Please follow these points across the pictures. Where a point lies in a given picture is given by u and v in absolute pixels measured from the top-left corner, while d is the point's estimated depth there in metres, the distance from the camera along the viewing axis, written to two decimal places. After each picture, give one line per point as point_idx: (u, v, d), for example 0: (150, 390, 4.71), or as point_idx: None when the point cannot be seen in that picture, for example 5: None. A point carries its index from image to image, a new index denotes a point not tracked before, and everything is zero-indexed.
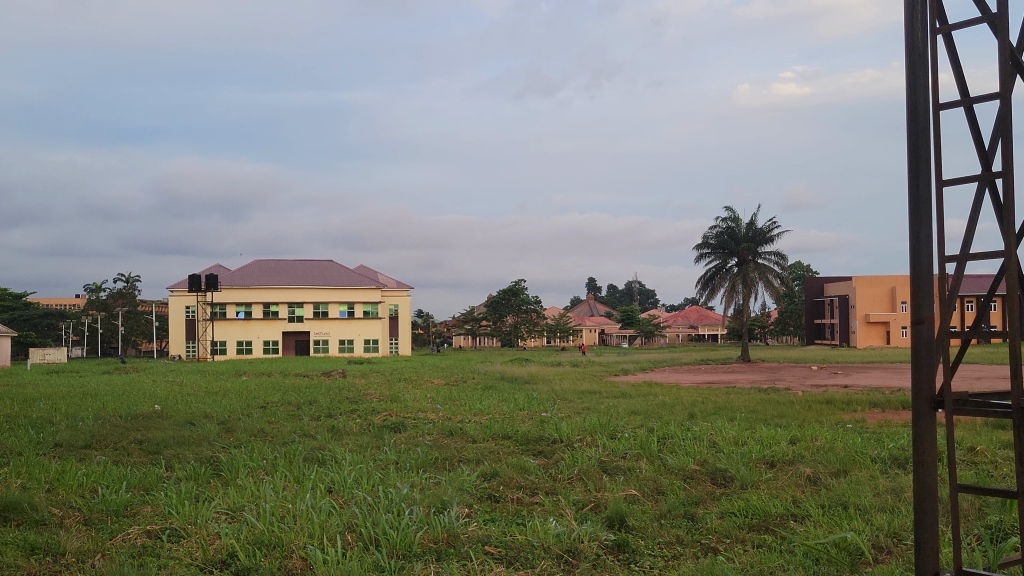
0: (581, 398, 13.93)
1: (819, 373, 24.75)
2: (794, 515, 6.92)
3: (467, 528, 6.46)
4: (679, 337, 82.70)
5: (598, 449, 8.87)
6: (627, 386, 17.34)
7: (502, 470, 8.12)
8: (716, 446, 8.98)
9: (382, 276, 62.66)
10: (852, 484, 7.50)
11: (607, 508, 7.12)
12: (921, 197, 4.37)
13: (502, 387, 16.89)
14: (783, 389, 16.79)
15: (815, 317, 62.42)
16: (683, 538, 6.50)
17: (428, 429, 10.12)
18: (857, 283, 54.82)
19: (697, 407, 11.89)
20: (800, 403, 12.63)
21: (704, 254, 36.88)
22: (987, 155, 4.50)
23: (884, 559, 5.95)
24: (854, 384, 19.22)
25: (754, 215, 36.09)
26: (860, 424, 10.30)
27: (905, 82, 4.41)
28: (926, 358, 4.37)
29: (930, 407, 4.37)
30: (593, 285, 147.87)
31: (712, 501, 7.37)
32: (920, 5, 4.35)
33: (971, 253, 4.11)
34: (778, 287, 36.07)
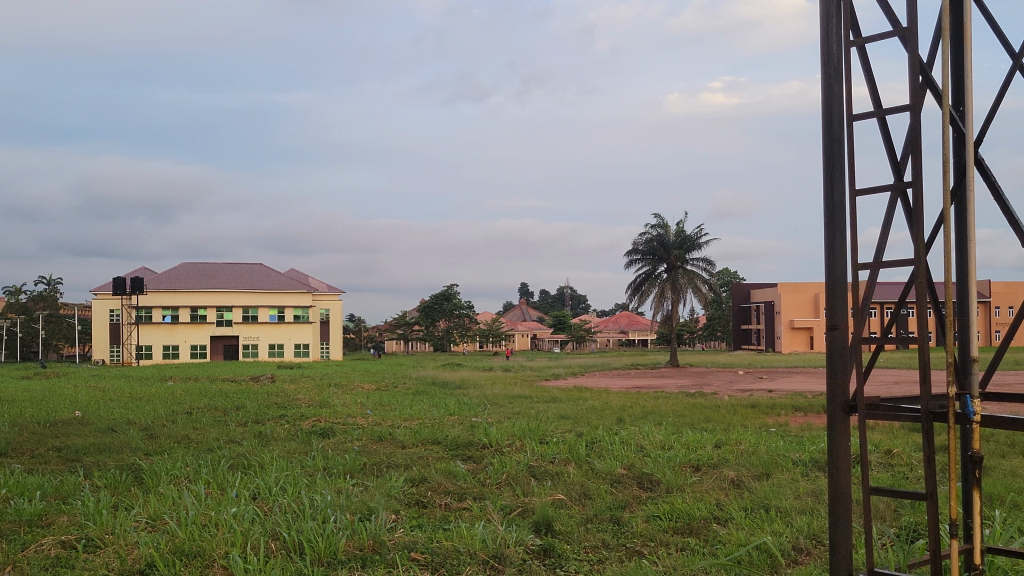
0: (511, 402, 14.00)
1: (744, 378, 25.19)
2: (716, 518, 7.07)
3: (393, 534, 6.46)
4: (610, 342, 83.41)
5: (528, 453, 8.91)
6: (556, 391, 17.47)
7: (431, 475, 8.12)
8: (643, 450, 9.09)
9: (314, 280, 62.00)
10: (773, 487, 7.66)
11: (534, 513, 7.16)
12: (835, 207, 4.47)
13: (432, 391, 16.82)
14: (708, 393, 17.06)
15: (742, 323, 63.64)
16: (608, 542, 6.56)
17: (358, 434, 10.08)
18: (782, 290, 56.01)
19: (625, 412, 12.01)
20: (726, 407, 12.83)
21: (633, 261, 37.27)
22: (898, 166, 4.64)
23: (802, 560, 6.10)
24: (778, 388, 19.58)
25: (682, 223, 36.60)
26: (783, 428, 10.52)
27: (820, 95, 4.52)
28: (839, 365, 4.47)
29: (843, 411, 4.47)
30: (525, 291, 148.54)
31: (638, 505, 7.47)
32: (834, 20, 4.47)
33: (882, 262, 4.21)
34: (705, 293, 36.64)
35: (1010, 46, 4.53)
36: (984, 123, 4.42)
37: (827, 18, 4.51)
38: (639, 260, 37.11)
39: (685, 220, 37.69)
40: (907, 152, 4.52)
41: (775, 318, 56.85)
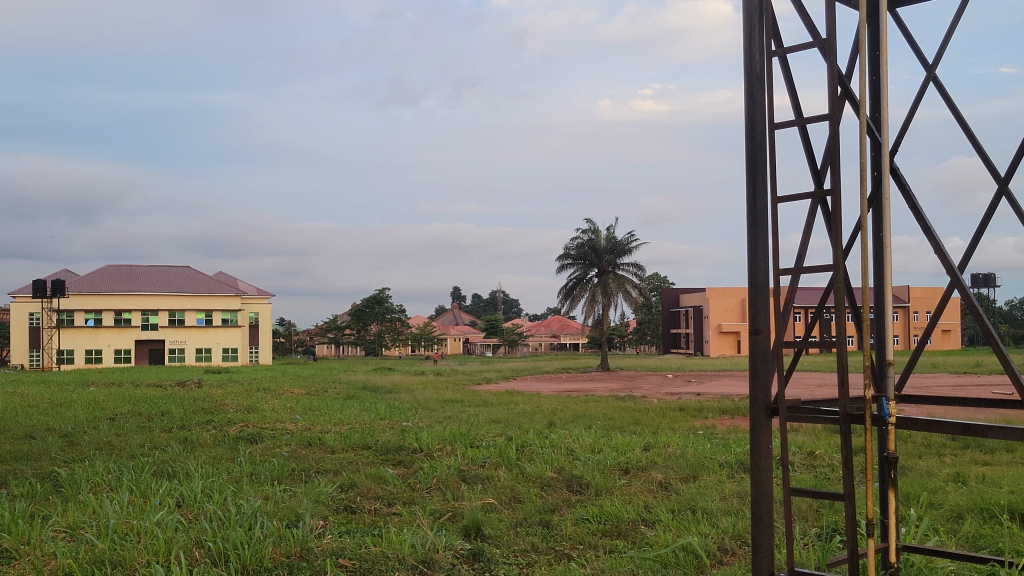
0: (442, 407, 13.96)
1: (673, 381, 25.51)
2: (645, 520, 7.15)
3: (321, 540, 6.40)
4: (542, 345, 83.73)
5: (458, 457, 8.90)
6: (487, 395, 17.45)
7: (361, 481, 8.05)
8: (573, 453, 9.16)
9: (244, 284, 61.08)
10: (700, 488, 7.78)
11: (463, 518, 7.14)
12: (758, 213, 4.56)
13: (363, 396, 16.67)
14: (637, 397, 17.22)
15: (671, 327, 64.53)
16: (538, 545, 6.59)
17: (287, 439, 9.96)
18: (710, 294, 56.92)
19: (556, 415, 12.07)
20: (654, 410, 12.99)
21: (564, 266, 37.49)
22: (818, 173, 4.76)
23: (727, 560, 6.21)
24: (706, 391, 19.88)
25: (612, 228, 36.95)
26: (711, 430, 10.70)
27: (744, 104, 4.60)
28: (761, 368, 4.56)
29: (766, 414, 4.55)
30: (458, 294, 148.47)
31: (568, 508, 7.52)
32: (757, 30, 4.55)
33: (803, 267, 4.31)
34: (635, 298, 37.03)
35: (925, 58, 4.67)
36: (900, 133, 4.55)
37: (750, 27, 4.58)
38: (571, 265, 37.34)
39: (615, 225, 38.06)
40: (826, 160, 4.64)
41: (703, 321, 57.72)
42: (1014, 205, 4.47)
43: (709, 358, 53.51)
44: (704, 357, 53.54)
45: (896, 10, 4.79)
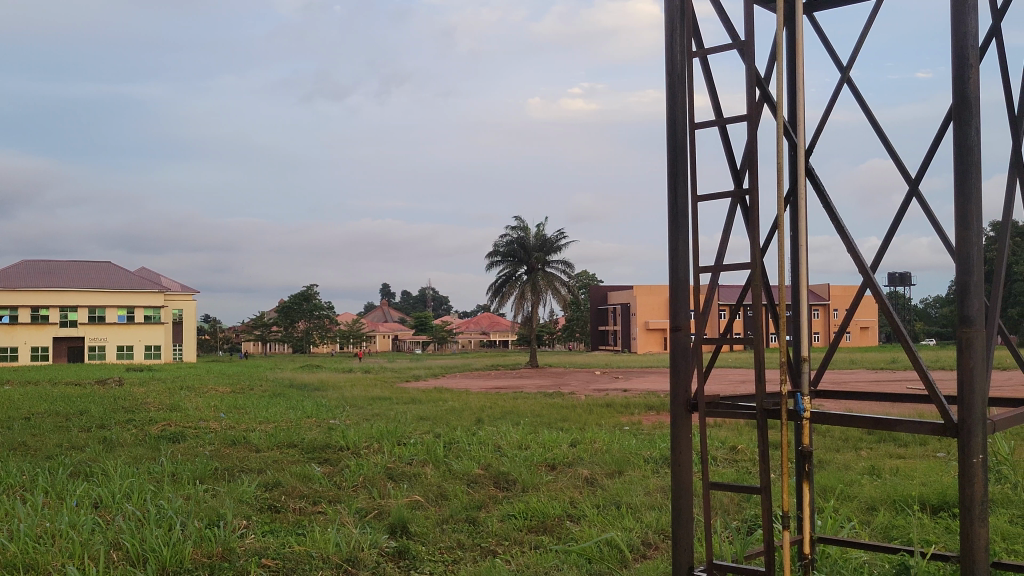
0: (369, 404, 13.87)
1: (600, 378, 25.77)
2: (571, 515, 7.20)
3: (244, 540, 6.31)
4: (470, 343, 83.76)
5: (385, 455, 8.85)
6: (413, 392, 17.36)
7: (285, 479, 7.97)
8: (500, 450, 9.18)
9: (168, 280, 59.80)
10: (624, 484, 7.86)
11: (389, 515, 7.12)
12: (679, 211, 4.63)
13: (288, 394, 16.46)
14: (565, 393, 17.32)
15: (600, 324, 65.13)
16: (463, 543, 6.59)
17: (210, 438, 9.80)
18: (638, 292, 57.60)
19: (484, 412, 12.08)
20: (582, 407, 13.09)
21: (494, 263, 37.52)
22: (737, 173, 4.84)
23: (651, 554, 6.29)
24: (634, 388, 20.11)
25: (541, 225, 37.11)
26: (636, 427, 10.82)
27: (666, 103, 4.65)
28: (682, 365, 4.61)
29: (686, 410, 4.61)
30: (388, 292, 147.85)
31: (494, 504, 7.54)
32: (678, 31, 4.60)
33: (721, 266, 4.37)
34: (563, 295, 37.28)
35: (839, 61, 4.80)
36: (816, 135, 4.66)
37: (672, 28, 4.63)
38: (499, 262, 37.38)
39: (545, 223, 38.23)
40: (745, 160, 4.73)
41: (631, 319, 58.35)
42: (925, 206, 4.62)
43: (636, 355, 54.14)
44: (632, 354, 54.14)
45: (811, 14, 4.91)
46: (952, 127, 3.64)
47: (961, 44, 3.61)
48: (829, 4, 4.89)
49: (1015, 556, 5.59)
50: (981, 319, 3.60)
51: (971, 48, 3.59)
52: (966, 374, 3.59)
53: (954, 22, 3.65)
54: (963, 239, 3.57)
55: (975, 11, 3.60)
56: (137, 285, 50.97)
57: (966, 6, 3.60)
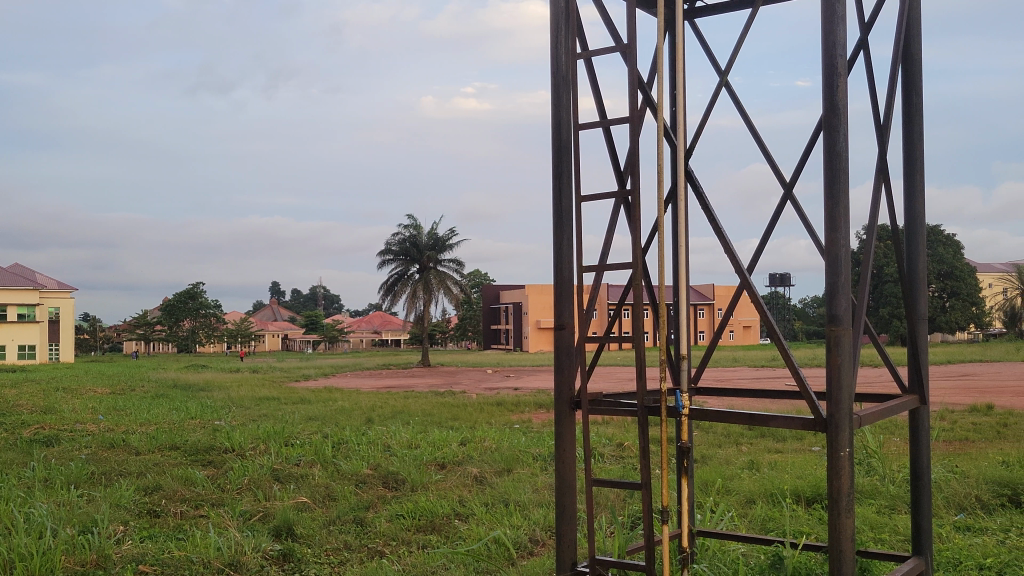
0: (257, 404, 13.60)
1: (492, 376, 25.84)
2: (458, 514, 7.21)
3: (120, 546, 6.10)
4: (362, 342, 82.81)
5: (271, 456, 8.70)
6: (303, 392, 17.08)
7: (166, 483, 7.75)
8: (390, 449, 9.13)
9: (44, 277, 57.39)
10: (513, 481, 7.92)
11: (275, 518, 7.00)
12: (564, 211, 4.67)
13: (169, 395, 15.99)
14: (457, 392, 17.29)
15: (492, 323, 65.39)
16: (350, 543, 6.53)
17: (87, 441, 9.44)
18: (530, 291, 57.97)
19: (374, 412, 12.00)
20: (473, 405, 13.09)
21: (386, 261, 37.20)
22: (619, 174, 4.92)
23: (538, 551, 6.36)
24: (525, 386, 20.22)
25: (434, 224, 37.06)
26: (525, 425, 10.89)
27: (551, 104, 4.69)
28: (566, 362, 4.66)
29: (569, 407, 4.66)
30: (276, 290, 145.03)
31: (383, 505, 7.49)
32: (563, 32, 4.64)
33: (604, 265, 4.40)
34: (456, 294, 37.29)
35: (718, 66, 4.93)
36: (696, 137, 4.77)
37: (556, 30, 4.66)
38: (391, 260, 37.14)
39: (437, 222, 38.16)
40: (627, 162, 4.81)
41: (523, 318, 58.81)
42: (798, 209, 4.79)
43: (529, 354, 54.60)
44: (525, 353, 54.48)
45: (693, 21, 5.04)
46: (822, 136, 3.78)
47: (829, 54, 3.75)
48: (709, 11, 5.02)
49: (881, 544, 5.86)
50: (847, 318, 3.74)
51: (839, 58, 3.73)
52: (834, 371, 3.74)
53: (823, 33, 3.79)
54: (831, 241, 3.71)
55: (843, 21, 3.75)
56: (11, 282, 48.80)
57: (835, 17, 3.74)
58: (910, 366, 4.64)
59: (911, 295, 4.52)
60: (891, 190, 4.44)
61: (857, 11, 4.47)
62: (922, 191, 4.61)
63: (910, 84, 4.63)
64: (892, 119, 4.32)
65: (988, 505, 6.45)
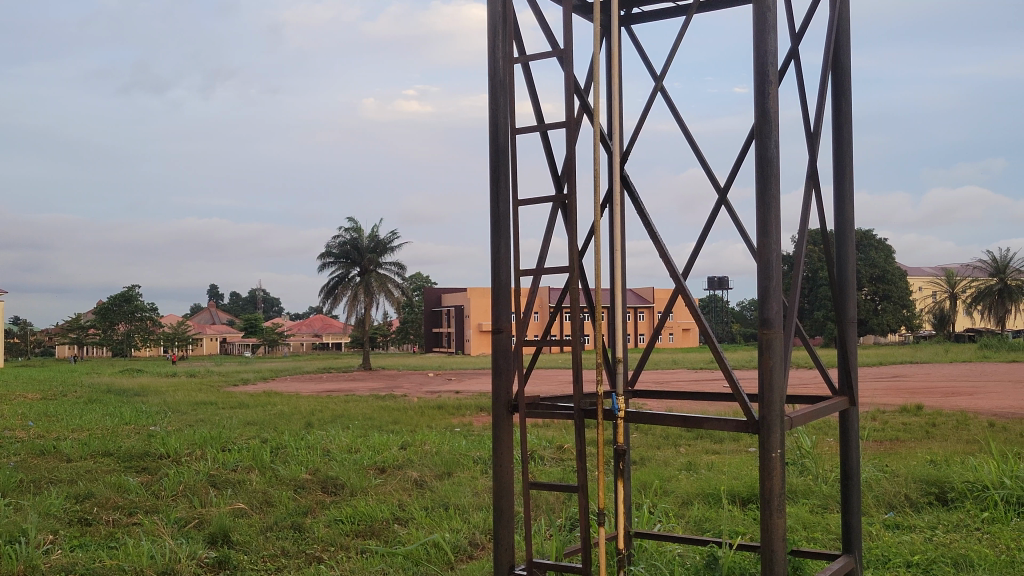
0: (194, 409, 13.39)
1: (433, 380, 25.79)
2: (398, 518, 7.17)
3: (48, 556, 5.96)
4: (302, 345, 81.96)
5: (207, 462, 8.58)
6: (242, 397, 16.84)
7: (97, 490, 7.58)
8: (329, 453, 9.06)
9: None
10: (453, 485, 7.91)
11: (210, 524, 6.90)
12: (501, 214, 4.65)
13: (102, 401, 15.67)
14: (397, 396, 17.18)
15: (433, 326, 65.24)
16: (287, 549, 6.45)
17: (16, 448, 9.20)
18: (472, 294, 57.92)
19: (314, 416, 11.90)
20: (414, 409, 13.03)
21: (326, 264, 36.89)
22: (556, 178, 4.95)
23: (477, 555, 6.35)
24: (465, 390, 20.19)
25: (375, 227, 36.87)
26: (466, 428, 10.88)
27: (488, 107, 4.66)
28: (503, 365, 4.65)
29: (506, 410, 4.65)
30: (214, 292, 143.08)
31: (321, 510, 7.42)
32: (501, 36, 4.61)
33: (542, 268, 4.39)
34: (397, 297, 37.14)
35: (654, 72, 4.98)
36: (632, 141, 4.81)
37: (494, 33, 4.62)
38: (331, 263, 36.85)
39: (378, 225, 37.99)
40: (563, 166, 4.82)
41: (464, 320, 58.77)
42: (732, 214, 4.86)
43: (472, 357, 54.58)
44: (468, 356, 54.38)
45: (629, 27, 5.08)
46: (755, 142, 3.83)
47: (762, 62, 3.80)
48: (646, 17, 5.07)
49: (814, 543, 5.96)
50: (778, 321, 3.80)
51: (770, 66, 3.79)
52: (767, 374, 3.80)
53: (755, 41, 3.85)
54: (763, 244, 3.76)
55: (774, 31, 3.81)
56: None
57: (766, 25, 3.80)
58: (840, 368, 4.73)
59: (840, 299, 4.61)
60: (821, 196, 4.53)
61: (788, 21, 4.55)
62: (851, 197, 4.71)
63: (841, 90, 4.72)
64: (822, 127, 4.41)
65: (917, 504, 6.61)
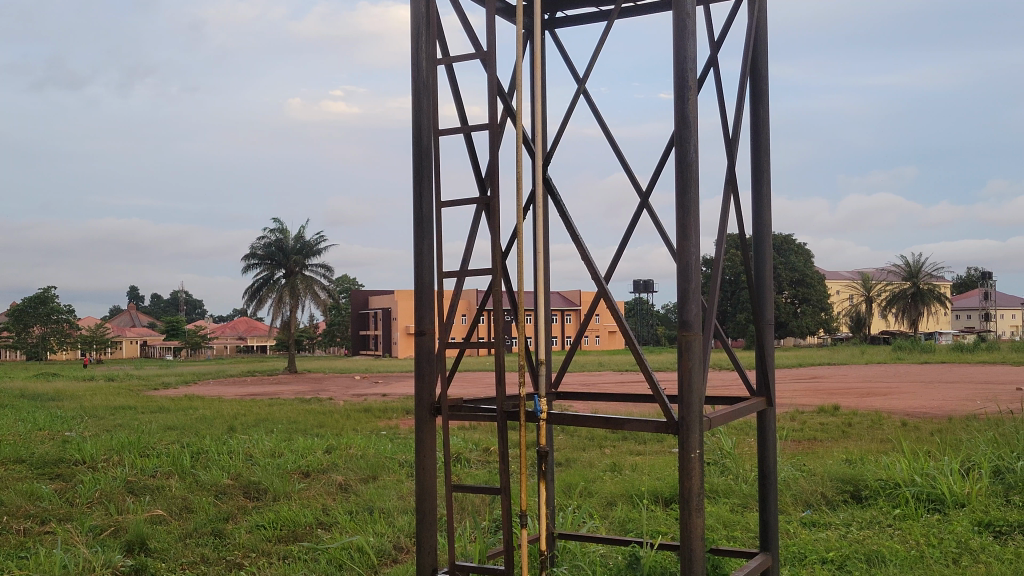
0: (112, 414, 13.08)
1: (359, 382, 25.57)
2: (321, 523, 7.09)
3: None
4: (226, 348, 80.54)
5: (125, 468, 8.37)
6: (162, 401, 16.50)
7: (8, 499, 7.34)
8: (251, 458, 8.91)
9: None
10: (378, 489, 7.86)
11: (127, 532, 6.74)
12: (424, 215, 4.61)
13: (15, 405, 15.20)
14: (322, 400, 17.02)
15: (360, 329, 64.74)
16: (208, 556, 6.33)
17: None
18: (399, 297, 57.61)
19: (236, 419, 11.72)
20: (339, 412, 12.92)
21: (250, 266, 36.39)
22: (480, 180, 4.94)
23: (401, 559, 6.31)
24: (390, 393, 20.10)
25: (300, 229, 36.47)
26: (393, 431, 10.83)
27: (411, 110, 4.62)
28: (427, 368, 4.60)
29: (430, 413, 4.60)
30: (135, 294, 139.91)
31: (242, 515, 7.30)
32: (424, 37, 4.56)
33: (466, 270, 4.37)
34: (323, 299, 36.79)
35: (576, 75, 5.01)
36: (556, 143, 4.83)
37: (418, 34, 4.58)
38: (256, 265, 36.37)
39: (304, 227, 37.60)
40: (488, 169, 4.81)
41: (391, 323, 58.51)
42: (653, 217, 4.92)
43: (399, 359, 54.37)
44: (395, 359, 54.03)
45: (553, 31, 5.11)
46: (675, 148, 3.87)
47: (681, 69, 3.86)
48: (571, 22, 5.10)
49: (734, 542, 6.07)
50: (697, 323, 3.85)
51: (689, 73, 3.85)
52: (685, 375, 3.84)
53: (675, 48, 3.90)
54: (683, 248, 3.81)
55: (693, 38, 3.87)
56: None
57: (685, 32, 3.86)
58: (758, 370, 4.81)
59: (758, 301, 4.70)
60: (739, 200, 4.61)
61: (708, 29, 4.63)
62: (768, 201, 4.80)
63: (758, 95, 4.82)
64: (740, 133, 4.49)
65: (833, 502, 6.77)
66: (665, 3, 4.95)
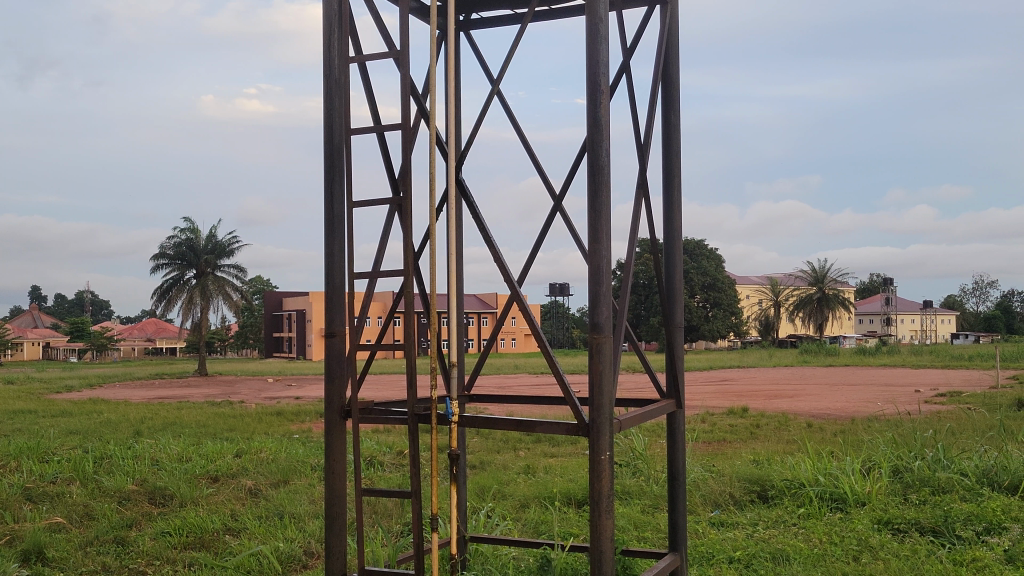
0: (11, 418, 12.60)
1: (274, 385, 24.89)
2: (229, 529, 6.95)
3: None
4: (134, 350, 78.40)
5: (23, 475, 8.06)
6: (65, 404, 15.96)
7: None
8: (157, 463, 8.69)
9: None
10: (288, 493, 7.73)
11: (23, 541, 6.48)
12: (335, 215, 4.53)
13: None
14: (232, 402, 16.77)
15: (273, 331, 63.72)
16: (109, 565, 6.13)
17: None
18: (314, 299, 56.82)
19: (142, 424, 11.42)
20: (250, 416, 12.68)
21: (159, 265, 35.49)
22: (392, 181, 4.88)
23: (312, 564, 6.22)
24: (302, 395, 19.79)
25: (212, 228, 35.75)
26: (305, 435, 10.67)
27: (323, 110, 4.53)
28: (336, 370, 4.52)
29: (340, 416, 4.51)
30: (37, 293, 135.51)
31: (147, 522, 7.11)
32: (336, 33, 4.48)
33: (377, 271, 4.30)
34: (235, 300, 36.09)
35: (490, 76, 4.99)
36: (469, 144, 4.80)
37: (330, 32, 4.49)
38: (166, 265, 35.49)
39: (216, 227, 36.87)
40: (401, 171, 4.76)
41: (306, 326, 57.68)
42: (567, 220, 4.93)
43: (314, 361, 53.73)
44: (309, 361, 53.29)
45: (467, 32, 5.09)
46: (587, 152, 3.88)
47: (593, 73, 3.87)
48: (486, 23, 5.09)
49: (644, 542, 6.15)
50: (608, 326, 3.86)
51: (602, 77, 3.86)
52: (595, 378, 3.85)
53: (588, 53, 3.91)
54: (595, 251, 3.82)
55: (606, 42, 3.88)
56: None
57: (598, 37, 3.87)
58: (667, 372, 4.86)
59: (668, 305, 4.76)
60: (650, 205, 4.65)
61: (620, 36, 4.67)
62: (679, 206, 4.86)
63: (670, 102, 4.87)
64: (651, 138, 4.54)
65: (741, 502, 6.90)
66: (578, 8, 4.98)
